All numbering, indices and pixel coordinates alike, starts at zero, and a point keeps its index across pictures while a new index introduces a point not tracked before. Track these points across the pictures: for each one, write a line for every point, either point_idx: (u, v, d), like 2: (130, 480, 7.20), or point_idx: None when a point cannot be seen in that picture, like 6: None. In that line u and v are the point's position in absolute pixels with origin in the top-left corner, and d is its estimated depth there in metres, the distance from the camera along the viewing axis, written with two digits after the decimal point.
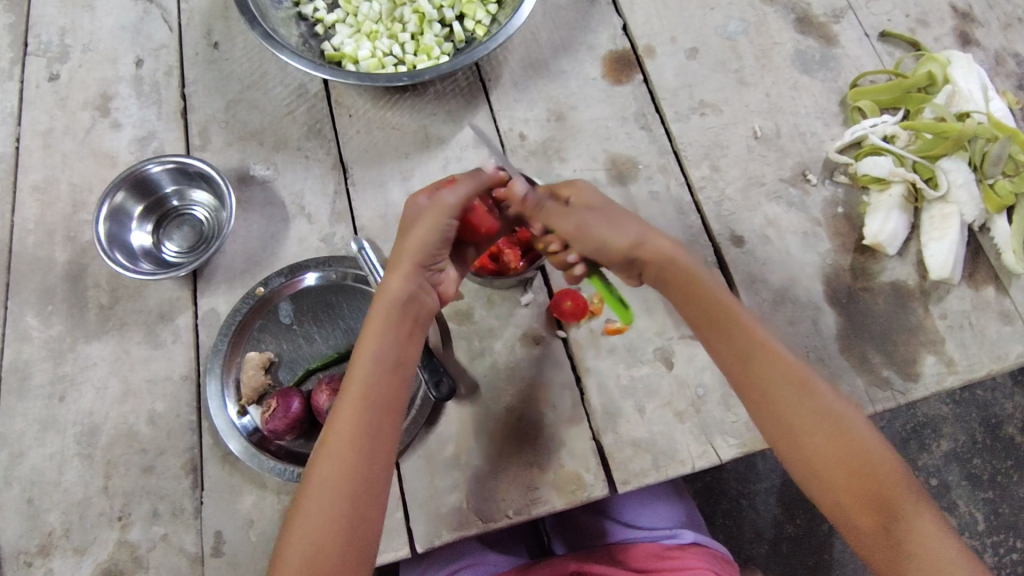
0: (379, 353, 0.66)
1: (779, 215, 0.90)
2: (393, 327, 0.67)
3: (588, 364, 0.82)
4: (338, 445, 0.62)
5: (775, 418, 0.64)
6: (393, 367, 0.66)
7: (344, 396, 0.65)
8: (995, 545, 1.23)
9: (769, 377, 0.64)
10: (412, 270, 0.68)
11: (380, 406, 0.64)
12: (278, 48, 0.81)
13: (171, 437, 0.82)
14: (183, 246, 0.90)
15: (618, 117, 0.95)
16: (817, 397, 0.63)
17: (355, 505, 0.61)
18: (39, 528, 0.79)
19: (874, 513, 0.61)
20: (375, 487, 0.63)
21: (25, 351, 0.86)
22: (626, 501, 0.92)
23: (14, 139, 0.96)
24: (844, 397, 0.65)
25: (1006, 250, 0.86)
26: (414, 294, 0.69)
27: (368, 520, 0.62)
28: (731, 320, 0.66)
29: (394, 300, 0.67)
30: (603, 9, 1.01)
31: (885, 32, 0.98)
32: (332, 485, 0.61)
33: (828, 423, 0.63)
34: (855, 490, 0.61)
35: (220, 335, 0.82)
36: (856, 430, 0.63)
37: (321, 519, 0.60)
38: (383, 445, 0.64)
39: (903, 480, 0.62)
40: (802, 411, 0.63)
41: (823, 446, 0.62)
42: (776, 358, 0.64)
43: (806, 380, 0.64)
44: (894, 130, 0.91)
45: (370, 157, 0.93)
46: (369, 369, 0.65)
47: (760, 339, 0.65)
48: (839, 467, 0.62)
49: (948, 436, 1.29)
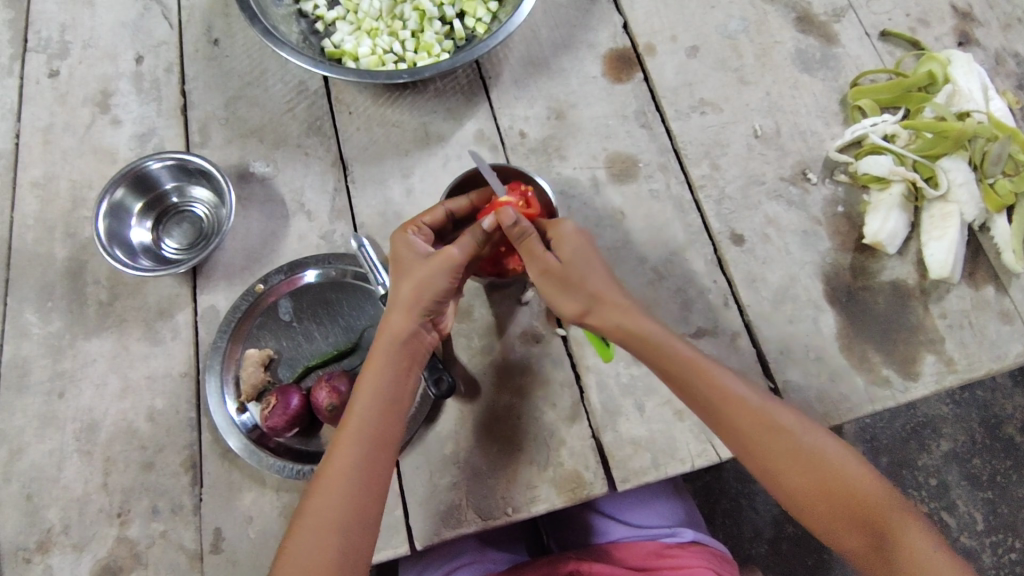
0: (377, 395, 0.69)
1: (779, 215, 0.90)
2: (392, 368, 0.70)
3: (588, 362, 0.82)
4: (331, 482, 0.66)
5: (749, 461, 0.69)
6: (390, 404, 0.69)
7: (339, 433, 0.68)
8: (995, 544, 1.23)
9: (733, 420, 0.68)
10: (417, 311, 0.70)
11: (378, 441, 0.68)
12: (279, 45, 0.80)
13: (171, 434, 0.82)
14: (183, 243, 0.90)
15: (618, 116, 0.95)
16: (779, 433, 0.68)
17: (345, 536, 0.64)
18: (39, 524, 0.79)
19: (862, 533, 0.66)
20: (365, 519, 0.66)
21: (25, 346, 0.86)
22: (624, 499, 0.92)
23: (13, 135, 0.96)
24: (806, 423, 0.69)
25: (1005, 249, 0.86)
26: (416, 333, 0.71)
27: (358, 549, 0.65)
28: (694, 375, 0.69)
29: (397, 341, 0.70)
30: (603, 7, 1.01)
31: (886, 32, 0.98)
32: (324, 520, 0.64)
33: (806, 454, 0.67)
34: (839, 514, 0.66)
35: (219, 332, 0.82)
36: (824, 454, 0.68)
37: (313, 551, 0.63)
38: (376, 480, 0.67)
39: (881, 493, 0.67)
40: (770, 449, 0.67)
41: (797, 477, 0.67)
42: (743, 406, 0.68)
43: (772, 417, 0.68)
44: (894, 129, 0.90)
45: (370, 154, 0.93)
46: (368, 403, 0.68)
47: (720, 397, 0.68)
48: (818, 494, 0.67)
49: (948, 436, 1.29)
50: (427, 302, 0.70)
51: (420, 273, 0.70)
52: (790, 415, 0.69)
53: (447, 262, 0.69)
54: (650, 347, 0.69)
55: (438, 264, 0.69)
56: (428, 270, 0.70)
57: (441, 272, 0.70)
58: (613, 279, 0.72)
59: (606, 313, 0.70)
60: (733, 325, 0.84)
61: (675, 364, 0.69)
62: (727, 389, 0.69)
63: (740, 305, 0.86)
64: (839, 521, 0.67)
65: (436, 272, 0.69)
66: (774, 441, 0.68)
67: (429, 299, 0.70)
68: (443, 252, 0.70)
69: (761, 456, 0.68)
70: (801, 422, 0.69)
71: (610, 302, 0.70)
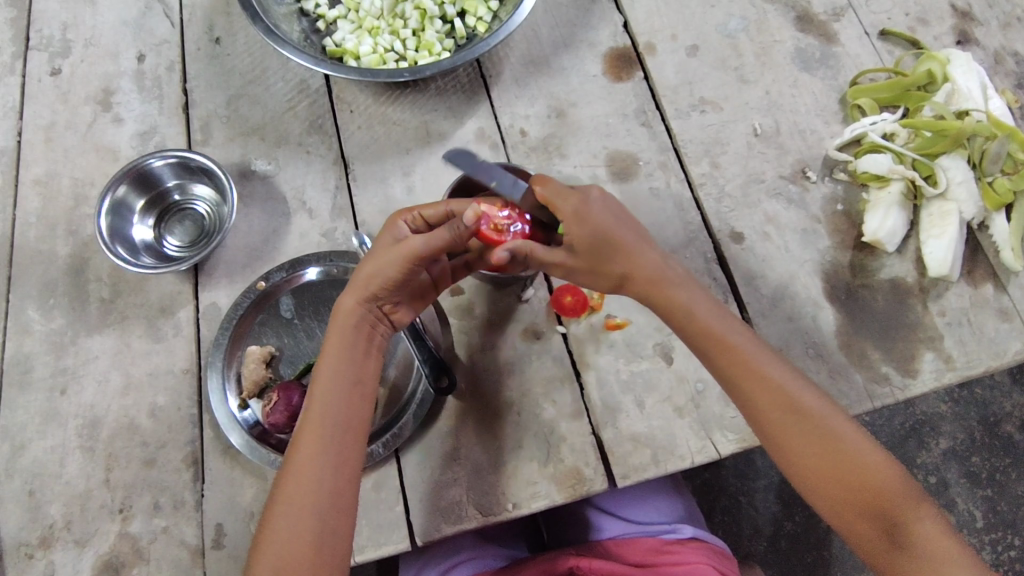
0: (336, 380, 0.69)
1: (778, 213, 0.90)
2: (349, 353, 0.70)
3: (588, 359, 0.83)
4: (301, 466, 0.66)
5: (763, 435, 0.70)
6: (350, 389, 0.70)
7: (304, 420, 0.69)
8: (994, 542, 1.24)
9: (753, 397, 0.69)
10: (368, 297, 0.70)
11: (342, 425, 0.68)
12: (280, 44, 0.81)
13: (172, 430, 0.82)
14: (184, 241, 0.91)
15: (618, 114, 0.95)
16: (799, 413, 0.68)
17: (322, 520, 0.65)
18: (40, 520, 0.79)
19: (867, 519, 0.66)
20: (340, 504, 0.66)
21: (27, 343, 0.86)
22: (625, 495, 0.93)
23: (15, 132, 0.97)
24: (827, 404, 0.69)
25: (1004, 247, 0.86)
26: (368, 318, 0.71)
27: (334, 533, 0.65)
28: (719, 350, 0.70)
29: (350, 325, 0.70)
30: (603, 6, 1.01)
31: (885, 31, 0.99)
32: (297, 506, 0.65)
33: (821, 436, 0.68)
34: (847, 497, 0.67)
35: (220, 329, 0.82)
36: (841, 437, 0.68)
37: (290, 535, 0.64)
38: (346, 463, 0.67)
39: (895, 481, 0.67)
40: (786, 428, 0.68)
41: (807, 457, 0.68)
42: (762, 380, 0.68)
43: (790, 397, 0.68)
44: (893, 128, 0.91)
45: (371, 152, 0.94)
46: (326, 390, 0.69)
47: (746, 370, 0.69)
48: (827, 477, 0.67)
49: (947, 434, 1.29)
50: (380, 289, 0.69)
51: (374, 261, 0.69)
52: (810, 395, 0.69)
53: (405, 251, 0.67)
54: (679, 319, 0.71)
55: (398, 254, 0.67)
56: (381, 258, 0.69)
57: (395, 260, 0.68)
58: (646, 248, 0.71)
59: (641, 279, 0.71)
60: None
61: (702, 338, 0.70)
62: (751, 365, 0.69)
63: (739, 303, 0.86)
64: (848, 505, 0.67)
65: (389, 259, 0.68)
66: (789, 420, 0.68)
67: (382, 286, 0.69)
68: (406, 243, 0.68)
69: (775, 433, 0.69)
70: (821, 405, 0.69)
71: (641, 267, 0.70)
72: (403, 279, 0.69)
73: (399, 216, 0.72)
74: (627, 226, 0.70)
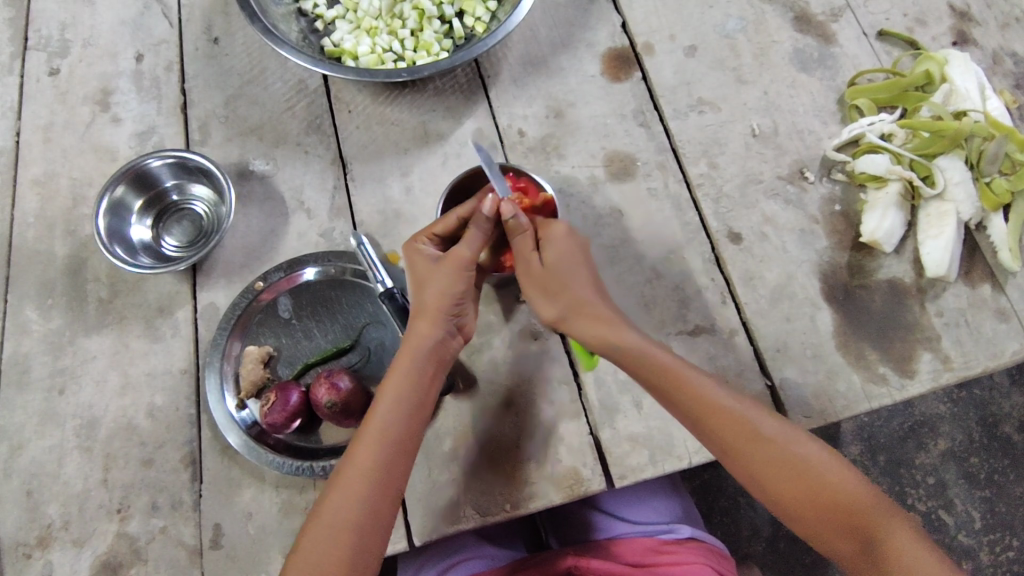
0: (402, 399, 0.69)
1: (776, 213, 0.90)
2: (417, 372, 0.70)
3: (586, 359, 0.83)
4: (350, 483, 0.66)
5: (733, 467, 0.70)
6: (414, 410, 0.70)
7: (362, 435, 0.69)
8: (991, 543, 1.24)
9: (717, 432, 0.69)
10: (438, 314, 0.72)
11: (398, 446, 0.68)
12: (278, 44, 0.81)
13: (170, 430, 0.82)
14: (182, 241, 0.91)
15: (617, 114, 0.95)
16: (765, 443, 0.68)
17: (361, 538, 0.65)
18: (39, 520, 0.79)
19: (847, 539, 0.66)
20: (380, 524, 0.66)
21: (25, 343, 0.87)
22: (623, 495, 0.93)
23: (14, 132, 0.97)
24: (792, 432, 0.70)
25: (1001, 248, 0.86)
26: (441, 339, 0.72)
27: (369, 552, 0.65)
28: (674, 386, 0.69)
29: (423, 347, 0.71)
30: (602, 6, 1.01)
31: (884, 31, 0.99)
32: (340, 523, 0.65)
33: (791, 465, 0.68)
34: (824, 520, 0.67)
35: (219, 329, 0.83)
36: (811, 462, 0.68)
37: (329, 552, 0.64)
38: (394, 484, 0.67)
39: (869, 499, 0.67)
40: (752, 458, 0.68)
41: (780, 486, 0.68)
42: (722, 414, 0.69)
43: (754, 428, 0.69)
44: (891, 128, 0.91)
45: (370, 152, 0.94)
46: (388, 409, 0.69)
47: (702, 402, 0.69)
48: (803, 503, 0.67)
49: (946, 434, 1.29)
50: (446, 306, 0.72)
51: (438, 278, 0.72)
52: (773, 424, 0.69)
53: (457, 262, 0.72)
54: (631, 359, 0.70)
55: (453, 268, 0.72)
56: (444, 276, 0.72)
57: (455, 275, 0.72)
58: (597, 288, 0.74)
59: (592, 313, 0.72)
60: (730, 324, 0.85)
61: (658, 376, 0.70)
62: (710, 399, 0.69)
63: (737, 303, 0.86)
64: (826, 528, 0.67)
65: (450, 273, 0.72)
66: (755, 452, 0.68)
67: (447, 301, 0.72)
68: (453, 253, 0.72)
69: (743, 466, 0.69)
70: (787, 432, 0.69)
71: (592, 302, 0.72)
72: (461, 291, 0.72)
73: (422, 237, 0.76)
74: (586, 263, 0.74)
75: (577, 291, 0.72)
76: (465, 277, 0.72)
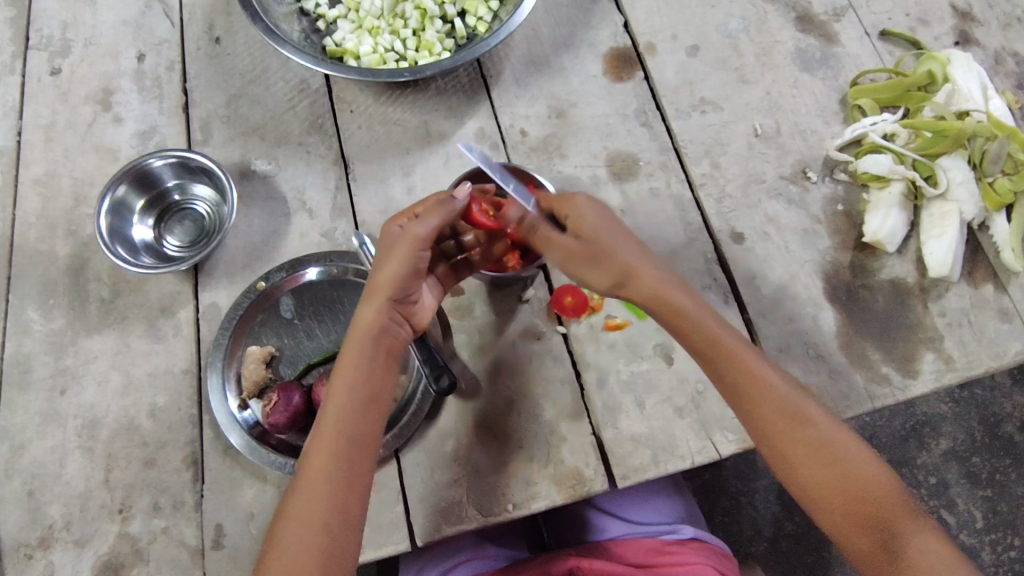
0: (354, 386, 0.69)
1: (779, 213, 0.90)
2: (367, 357, 0.70)
3: (588, 359, 0.83)
4: (312, 476, 0.66)
5: (764, 446, 0.70)
6: (366, 396, 0.69)
7: (320, 427, 0.68)
8: (993, 542, 1.24)
9: (757, 406, 0.69)
10: (387, 299, 0.71)
11: (355, 436, 0.68)
12: (280, 44, 0.80)
13: (172, 431, 0.82)
14: (184, 241, 0.91)
15: (619, 114, 0.95)
16: (803, 423, 0.68)
17: (331, 534, 0.64)
18: (40, 521, 0.79)
19: (868, 533, 0.65)
20: (348, 518, 0.66)
21: (26, 343, 0.86)
22: (625, 496, 0.93)
23: (15, 132, 0.97)
24: (832, 419, 0.69)
25: (1004, 248, 0.86)
26: (388, 323, 0.71)
27: (340, 547, 0.64)
28: (722, 355, 0.70)
29: (371, 332, 0.70)
30: (604, 6, 1.01)
31: (886, 31, 0.98)
32: (306, 519, 0.64)
33: (824, 450, 0.67)
34: (847, 509, 0.66)
35: (221, 330, 0.82)
36: (843, 450, 0.67)
37: (296, 549, 0.63)
38: (356, 474, 0.67)
39: (896, 497, 0.66)
40: (790, 435, 0.68)
41: (810, 468, 0.67)
42: (764, 389, 0.69)
43: (796, 406, 0.69)
44: (893, 128, 0.90)
45: (371, 152, 0.94)
46: (343, 399, 0.69)
47: (746, 372, 0.69)
48: (829, 489, 0.66)
49: (948, 434, 1.29)
50: (396, 290, 0.71)
51: (388, 262, 0.71)
52: (814, 407, 0.70)
53: (412, 242, 0.71)
54: (682, 325, 0.71)
55: (406, 251, 0.70)
56: (394, 258, 0.71)
57: (407, 257, 0.71)
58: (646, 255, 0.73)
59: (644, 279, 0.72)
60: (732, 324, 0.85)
61: (707, 345, 0.71)
62: (754, 372, 0.70)
63: (740, 303, 0.86)
64: (847, 518, 0.66)
65: (403, 255, 0.70)
66: (792, 430, 0.68)
67: (398, 285, 0.71)
68: (409, 234, 0.71)
69: (777, 446, 0.69)
70: (826, 418, 0.69)
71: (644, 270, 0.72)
72: (413, 273, 0.71)
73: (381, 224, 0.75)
74: (622, 228, 0.73)
75: (625, 258, 0.72)
76: (420, 257, 0.72)
